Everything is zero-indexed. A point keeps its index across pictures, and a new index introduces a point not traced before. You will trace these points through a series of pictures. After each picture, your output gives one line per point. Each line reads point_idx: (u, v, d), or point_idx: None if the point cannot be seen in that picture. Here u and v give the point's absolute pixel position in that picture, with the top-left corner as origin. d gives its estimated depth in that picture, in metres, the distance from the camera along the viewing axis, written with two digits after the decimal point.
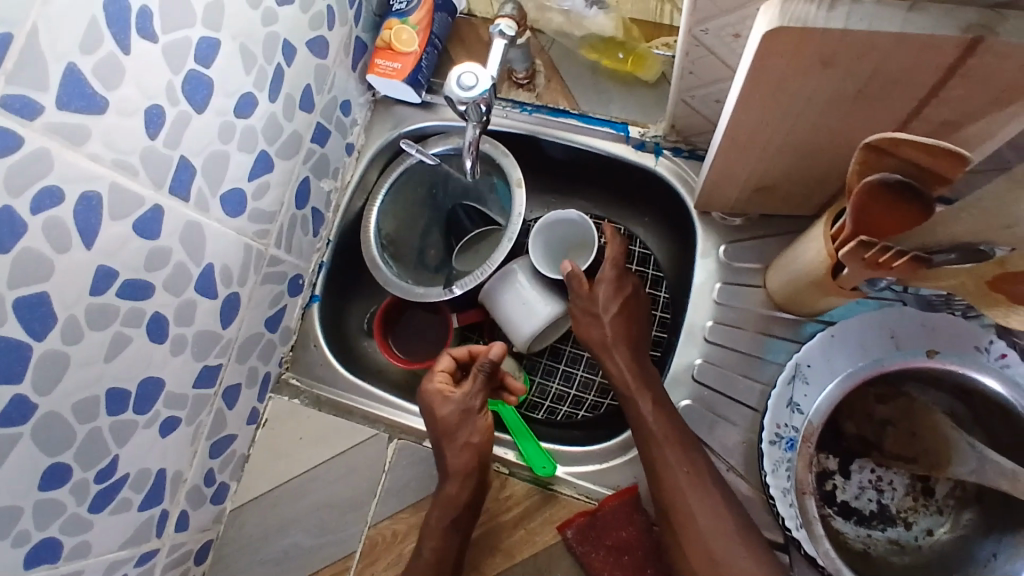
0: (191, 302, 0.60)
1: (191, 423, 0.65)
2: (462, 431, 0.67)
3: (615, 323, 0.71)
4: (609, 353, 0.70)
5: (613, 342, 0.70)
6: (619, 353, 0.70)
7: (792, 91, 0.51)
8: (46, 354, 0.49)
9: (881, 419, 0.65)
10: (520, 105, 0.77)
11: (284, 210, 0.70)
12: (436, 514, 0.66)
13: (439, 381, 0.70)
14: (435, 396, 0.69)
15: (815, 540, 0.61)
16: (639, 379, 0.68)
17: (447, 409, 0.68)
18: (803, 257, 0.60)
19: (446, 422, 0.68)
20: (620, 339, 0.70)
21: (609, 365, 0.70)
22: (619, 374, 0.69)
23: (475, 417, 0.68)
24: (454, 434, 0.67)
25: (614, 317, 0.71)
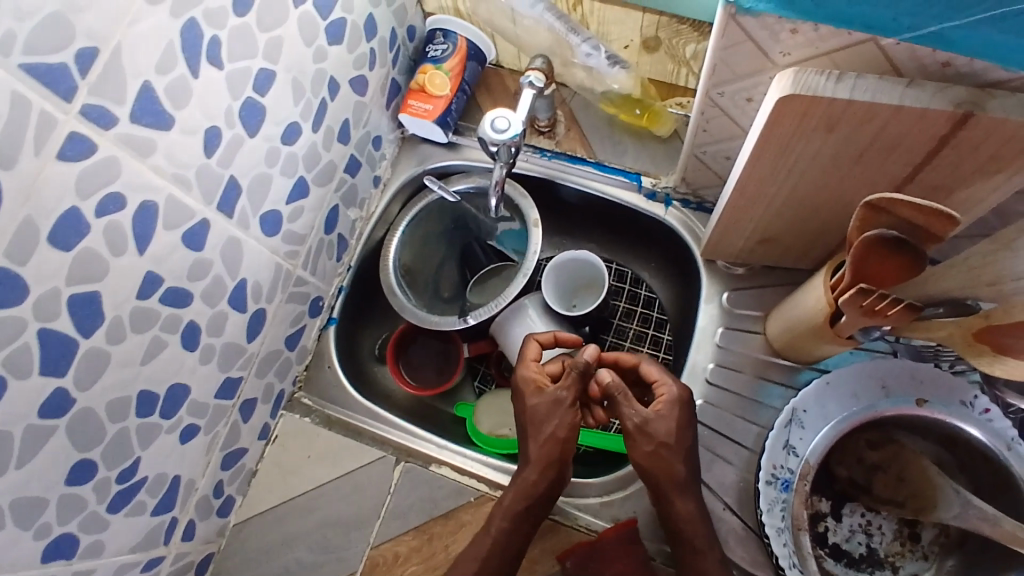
0: (223, 314, 0.63)
1: (209, 432, 0.66)
2: (549, 425, 0.68)
3: (687, 461, 0.68)
4: (681, 493, 0.67)
5: (688, 482, 0.67)
6: (692, 497, 0.67)
7: (799, 153, 0.56)
8: (90, 351, 0.50)
9: (871, 464, 0.67)
10: (540, 151, 0.83)
11: (314, 234, 0.74)
12: (510, 496, 0.67)
13: (531, 369, 0.70)
14: (526, 384, 0.70)
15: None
16: (706, 527, 0.67)
17: (538, 400, 0.69)
18: (804, 305, 0.64)
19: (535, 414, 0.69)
20: (690, 479, 0.68)
21: (681, 507, 0.67)
22: (686, 519, 0.67)
23: (566, 413, 0.68)
24: (543, 429, 0.68)
25: (686, 453, 0.68)
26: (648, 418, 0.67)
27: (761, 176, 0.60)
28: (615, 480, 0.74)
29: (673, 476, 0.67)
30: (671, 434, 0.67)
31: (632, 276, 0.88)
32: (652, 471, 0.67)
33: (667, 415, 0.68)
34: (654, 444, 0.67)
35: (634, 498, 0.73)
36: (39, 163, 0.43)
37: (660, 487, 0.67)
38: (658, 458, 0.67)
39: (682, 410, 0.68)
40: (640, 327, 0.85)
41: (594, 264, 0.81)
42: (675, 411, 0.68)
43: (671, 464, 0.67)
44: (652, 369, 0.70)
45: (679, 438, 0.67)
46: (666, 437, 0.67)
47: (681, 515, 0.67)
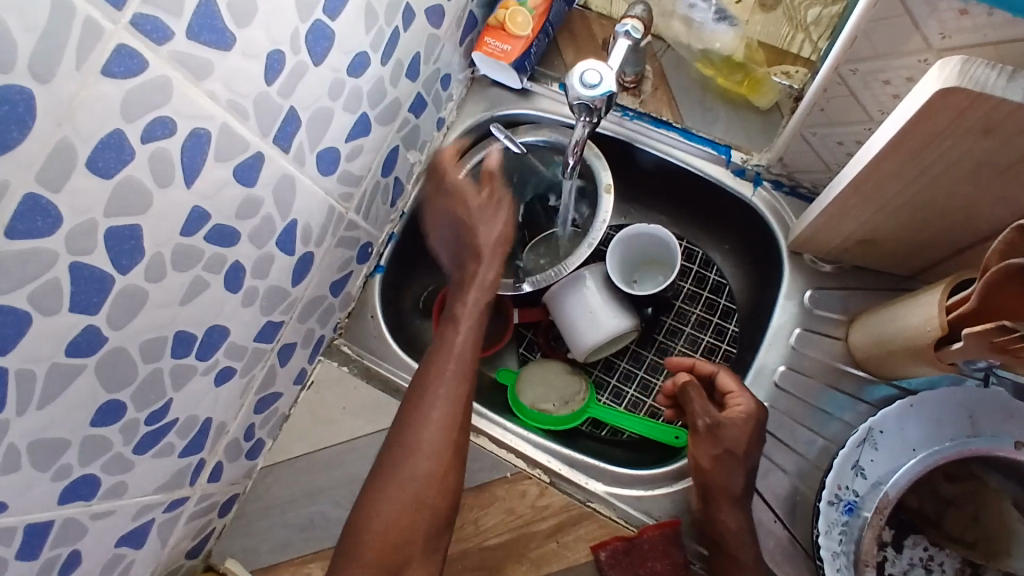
0: (270, 256, 0.58)
1: (245, 376, 0.63)
2: (456, 333, 0.62)
3: (747, 473, 0.63)
4: (721, 495, 0.63)
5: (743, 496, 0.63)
6: (730, 498, 0.62)
7: (939, 153, 0.48)
8: (126, 288, 0.46)
9: (946, 498, 0.62)
10: (622, 110, 0.75)
11: (370, 176, 0.68)
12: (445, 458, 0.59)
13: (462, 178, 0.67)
14: (460, 188, 0.65)
15: None
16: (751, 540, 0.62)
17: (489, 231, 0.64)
18: (908, 323, 0.56)
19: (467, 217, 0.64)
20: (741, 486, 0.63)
21: (727, 518, 0.62)
22: (729, 527, 0.62)
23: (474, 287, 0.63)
24: (475, 241, 0.64)
25: (749, 466, 0.63)
26: (719, 424, 0.63)
27: (885, 175, 0.52)
28: (660, 475, 0.70)
29: (731, 486, 0.63)
30: (739, 445, 0.63)
31: (701, 258, 0.81)
32: (710, 477, 0.63)
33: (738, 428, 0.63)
34: (719, 450, 0.63)
35: (677, 497, 0.69)
36: (80, 78, 0.38)
37: (710, 493, 0.63)
38: (721, 465, 0.63)
39: (754, 425, 0.63)
40: (703, 313, 0.79)
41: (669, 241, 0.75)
42: (752, 427, 0.63)
43: (732, 474, 0.63)
44: (729, 380, 0.65)
45: (747, 450, 0.63)
46: (733, 448, 0.63)
47: (725, 525, 0.62)
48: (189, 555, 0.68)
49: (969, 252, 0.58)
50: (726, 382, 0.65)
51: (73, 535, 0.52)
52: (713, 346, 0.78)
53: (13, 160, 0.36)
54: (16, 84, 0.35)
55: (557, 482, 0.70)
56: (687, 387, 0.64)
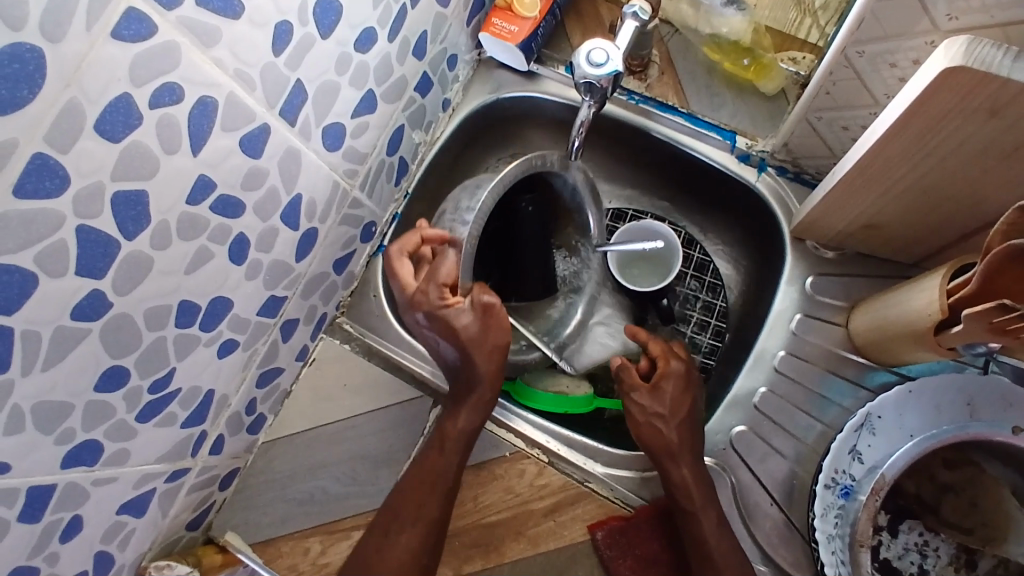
0: (274, 229, 0.59)
1: (247, 349, 0.64)
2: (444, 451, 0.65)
3: (683, 430, 0.65)
4: (677, 458, 0.64)
5: (679, 449, 0.64)
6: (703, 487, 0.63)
7: (945, 135, 0.48)
8: (131, 254, 0.46)
9: (943, 485, 0.61)
10: (628, 93, 0.74)
11: (375, 154, 0.69)
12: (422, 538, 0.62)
13: (435, 288, 0.62)
14: (446, 318, 0.62)
15: None
16: (702, 494, 0.63)
17: (489, 366, 0.65)
18: (910, 306, 0.56)
19: (464, 347, 0.64)
20: (687, 446, 0.64)
21: (674, 473, 0.63)
22: (694, 501, 0.63)
23: (470, 405, 0.66)
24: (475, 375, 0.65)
25: (681, 420, 0.65)
26: (642, 391, 0.67)
27: (890, 156, 0.52)
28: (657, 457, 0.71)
29: (665, 442, 0.64)
30: (662, 404, 0.66)
31: (686, 235, 0.82)
32: (644, 440, 0.66)
33: (663, 390, 0.66)
34: (648, 413, 0.66)
35: None
36: (88, 41, 0.38)
37: (658, 455, 0.64)
38: (649, 427, 0.66)
39: (677, 383, 0.67)
40: (690, 291, 0.80)
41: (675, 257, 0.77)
42: (670, 387, 0.66)
43: (664, 432, 0.65)
44: (655, 346, 0.69)
45: (673, 407, 0.66)
46: (660, 406, 0.66)
47: (674, 482, 0.64)
48: (189, 527, 0.69)
49: (972, 238, 0.58)
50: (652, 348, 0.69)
51: (75, 499, 0.52)
52: (703, 321, 0.80)
53: (23, 120, 0.36)
54: (26, 43, 0.35)
55: (554, 461, 0.70)
56: (618, 366, 0.69)
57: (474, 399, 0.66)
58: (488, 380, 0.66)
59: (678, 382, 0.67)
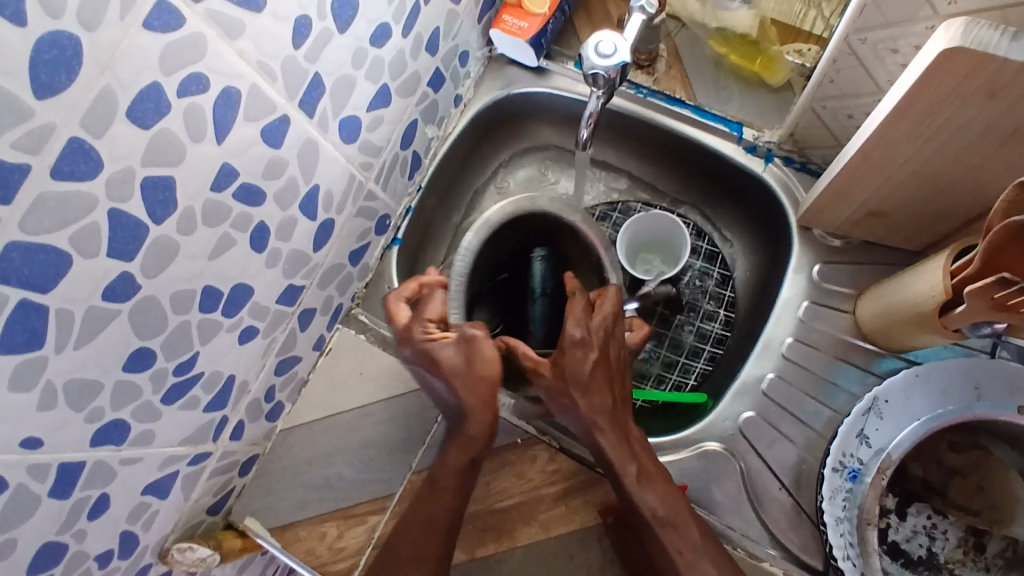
0: (293, 218, 0.61)
1: (267, 336, 0.66)
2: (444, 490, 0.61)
3: (599, 404, 0.60)
4: (607, 421, 0.60)
5: (597, 421, 0.60)
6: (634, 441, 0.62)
7: (945, 117, 0.49)
8: (159, 238, 0.48)
9: (949, 468, 0.62)
10: (636, 87, 0.76)
11: (390, 147, 0.71)
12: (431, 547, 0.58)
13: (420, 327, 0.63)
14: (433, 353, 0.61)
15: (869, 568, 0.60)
16: (620, 455, 0.60)
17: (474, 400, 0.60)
18: (915, 288, 0.57)
19: (460, 386, 0.61)
20: (605, 410, 0.61)
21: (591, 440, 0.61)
22: (612, 450, 0.60)
23: (458, 441, 0.62)
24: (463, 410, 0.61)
25: (587, 393, 0.60)
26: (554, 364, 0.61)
27: (894, 140, 0.53)
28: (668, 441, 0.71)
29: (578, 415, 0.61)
30: (563, 373, 0.61)
31: (694, 227, 0.83)
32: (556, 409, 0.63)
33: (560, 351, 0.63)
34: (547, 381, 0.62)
35: None
36: (122, 30, 0.40)
37: (577, 423, 0.62)
38: (553, 395, 0.62)
39: (578, 350, 0.61)
40: (699, 281, 0.82)
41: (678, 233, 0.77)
42: (574, 356, 0.60)
43: (567, 402, 0.61)
44: (575, 305, 0.63)
45: (576, 375, 0.60)
46: (563, 382, 0.61)
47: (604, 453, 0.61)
48: (210, 511, 0.71)
49: (976, 223, 0.59)
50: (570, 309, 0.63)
51: (102, 478, 0.54)
52: (712, 313, 0.80)
53: (61, 105, 0.38)
54: (64, 31, 0.37)
55: (567, 447, 0.71)
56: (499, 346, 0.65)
57: (462, 435, 0.61)
58: (479, 411, 0.61)
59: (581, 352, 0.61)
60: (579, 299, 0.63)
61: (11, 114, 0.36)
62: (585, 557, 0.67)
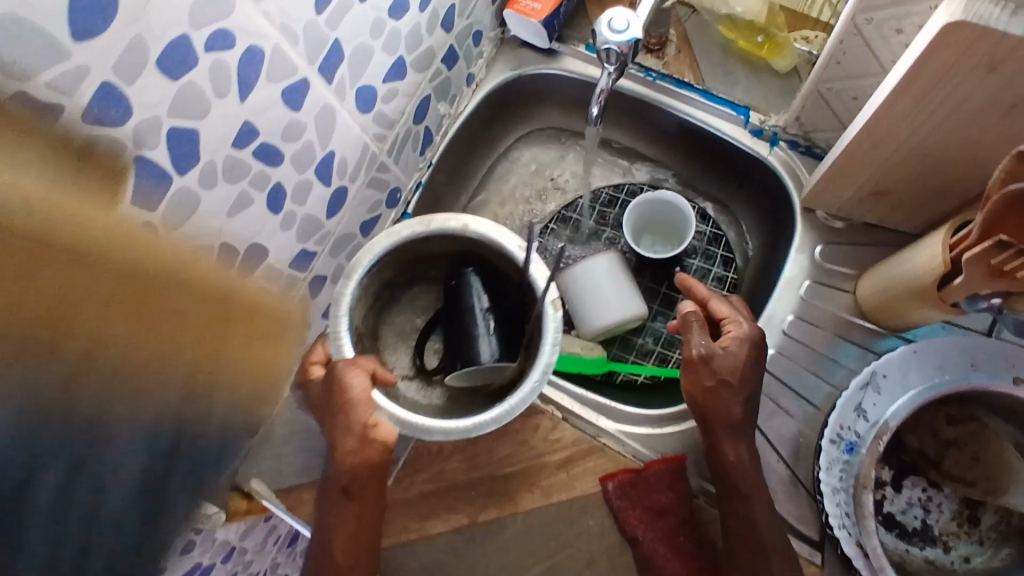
0: (309, 183, 0.63)
1: (279, 300, 0.68)
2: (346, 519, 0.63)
3: (745, 401, 0.65)
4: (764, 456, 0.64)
5: (741, 424, 0.65)
6: (744, 441, 0.65)
7: (945, 93, 0.51)
8: (181, 190, 0.50)
9: (946, 440, 0.63)
10: (646, 70, 0.78)
11: (403, 121, 0.72)
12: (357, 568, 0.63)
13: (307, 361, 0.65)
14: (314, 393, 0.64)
15: (866, 533, 0.60)
16: (753, 477, 0.64)
17: (347, 439, 0.62)
18: (913, 264, 0.59)
19: (325, 415, 0.63)
20: (744, 422, 0.65)
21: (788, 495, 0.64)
22: (736, 464, 0.64)
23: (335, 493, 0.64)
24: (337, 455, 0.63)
25: (745, 395, 0.65)
26: (712, 351, 0.65)
27: (896, 116, 0.55)
28: (669, 414, 0.73)
29: (725, 415, 0.65)
30: (733, 373, 0.64)
31: (699, 210, 0.85)
32: (737, 424, 0.65)
33: (733, 332, 0.66)
34: (714, 380, 0.65)
35: (682, 436, 0.72)
36: None
37: (709, 423, 0.66)
38: (713, 394, 0.65)
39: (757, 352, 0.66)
40: (702, 263, 0.83)
41: (683, 213, 0.78)
42: (743, 350, 0.65)
43: (727, 404, 0.65)
44: (721, 308, 0.68)
45: (743, 377, 0.65)
46: (729, 375, 0.65)
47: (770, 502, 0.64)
48: (218, 471, 0.72)
49: (976, 202, 0.61)
50: (717, 307, 0.68)
51: None
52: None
53: (95, 49, 0.40)
54: None
55: (570, 417, 0.73)
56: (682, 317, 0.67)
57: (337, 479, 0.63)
58: (352, 448, 0.62)
59: (750, 350, 0.65)
60: (720, 297, 0.69)
61: (48, 53, 0.38)
62: (585, 524, 0.69)
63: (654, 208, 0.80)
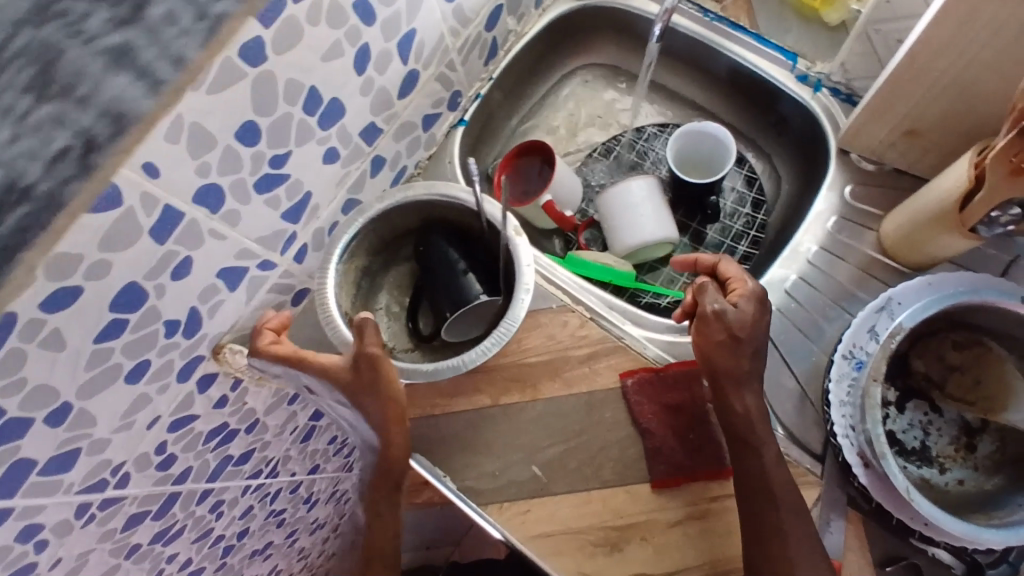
0: (390, 54, 0.67)
1: (344, 167, 0.72)
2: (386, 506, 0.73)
3: (754, 354, 0.66)
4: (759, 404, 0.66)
5: (747, 377, 0.66)
6: (748, 390, 0.66)
7: (987, 17, 0.56)
8: (291, 18, 0.54)
9: (949, 365, 0.67)
10: (704, 11, 0.82)
11: (476, 23, 0.77)
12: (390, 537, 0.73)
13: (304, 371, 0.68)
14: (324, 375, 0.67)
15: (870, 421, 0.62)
16: (762, 422, 0.66)
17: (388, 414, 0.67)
18: (934, 191, 0.64)
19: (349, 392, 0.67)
20: (752, 374, 0.66)
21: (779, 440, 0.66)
22: (740, 413, 0.66)
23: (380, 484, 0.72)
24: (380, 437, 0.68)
25: (755, 348, 0.66)
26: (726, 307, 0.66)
27: (938, 41, 0.60)
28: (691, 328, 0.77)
29: (735, 369, 0.66)
30: (744, 328, 0.65)
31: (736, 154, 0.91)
32: (746, 377, 0.66)
33: (740, 290, 0.67)
34: (726, 334, 0.66)
35: None
36: None
37: (719, 379, 0.67)
38: (725, 349, 0.66)
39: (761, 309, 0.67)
40: (734, 205, 0.89)
41: (720, 144, 0.83)
42: (750, 305, 0.66)
43: (738, 357, 0.66)
44: (729, 268, 0.69)
45: (753, 331, 0.66)
46: (737, 329, 0.65)
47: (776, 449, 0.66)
48: None
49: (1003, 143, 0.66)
50: (726, 268, 0.69)
51: (192, 239, 0.59)
52: (741, 232, 0.87)
53: None
54: None
55: (596, 317, 0.77)
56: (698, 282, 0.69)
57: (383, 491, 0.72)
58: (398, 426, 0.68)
59: (758, 305, 0.66)
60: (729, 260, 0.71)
61: None
62: (601, 415, 0.72)
63: (689, 141, 0.85)
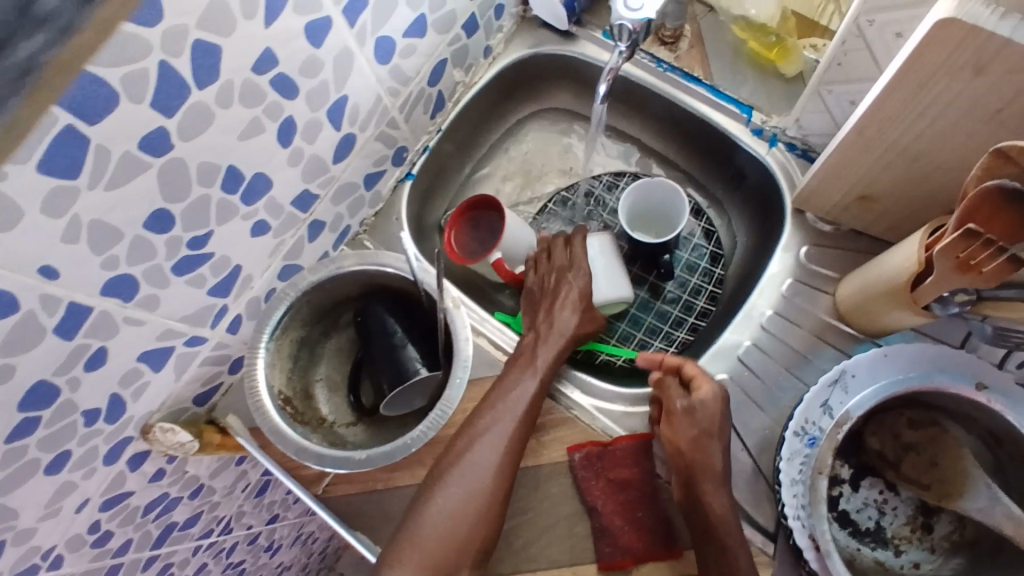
0: (320, 122, 0.64)
1: (277, 236, 0.69)
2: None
3: (725, 455, 0.65)
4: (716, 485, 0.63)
5: (722, 478, 0.64)
6: (725, 489, 0.63)
7: (936, 93, 0.53)
8: (198, 103, 0.51)
9: (905, 443, 0.65)
10: (658, 61, 0.81)
11: (418, 80, 0.74)
12: None
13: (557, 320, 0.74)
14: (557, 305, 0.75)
15: (818, 517, 0.61)
16: (736, 526, 0.62)
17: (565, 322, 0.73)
18: (890, 264, 0.61)
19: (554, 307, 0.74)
20: (728, 475, 0.64)
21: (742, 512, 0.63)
22: (717, 513, 0.62)
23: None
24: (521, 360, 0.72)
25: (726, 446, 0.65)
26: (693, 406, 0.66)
27: (888, 113, 0.57)
28: (642, 395, 0.74)
29: (711, 469, 0.64)
30: (715, 425, 0.65)
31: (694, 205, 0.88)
32: (724, 474, 0.64)
33: (705, 387, 0.67)
34: (698, 432, 0.65)
35: None
36: None
37: (693, 479, 0.64)
38: (698, 447, 0.65)
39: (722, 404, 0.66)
40: (692, 258, 0.86)
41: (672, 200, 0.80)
42: (716, 405, 0.65)
43: (712, 456, 0.64)
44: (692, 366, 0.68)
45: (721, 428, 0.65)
46: (707, 429, 0.65)
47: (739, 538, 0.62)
48: (196, 402, 0.73)
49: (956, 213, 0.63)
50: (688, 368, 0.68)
51: (106, 330, 0.56)
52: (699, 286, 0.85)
53: None
54: None
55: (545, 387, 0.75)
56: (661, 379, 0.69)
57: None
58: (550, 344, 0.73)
59: (722, 404, 0.66)
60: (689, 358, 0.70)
61: None
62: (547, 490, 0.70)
63: (643, 196, 0.82)
